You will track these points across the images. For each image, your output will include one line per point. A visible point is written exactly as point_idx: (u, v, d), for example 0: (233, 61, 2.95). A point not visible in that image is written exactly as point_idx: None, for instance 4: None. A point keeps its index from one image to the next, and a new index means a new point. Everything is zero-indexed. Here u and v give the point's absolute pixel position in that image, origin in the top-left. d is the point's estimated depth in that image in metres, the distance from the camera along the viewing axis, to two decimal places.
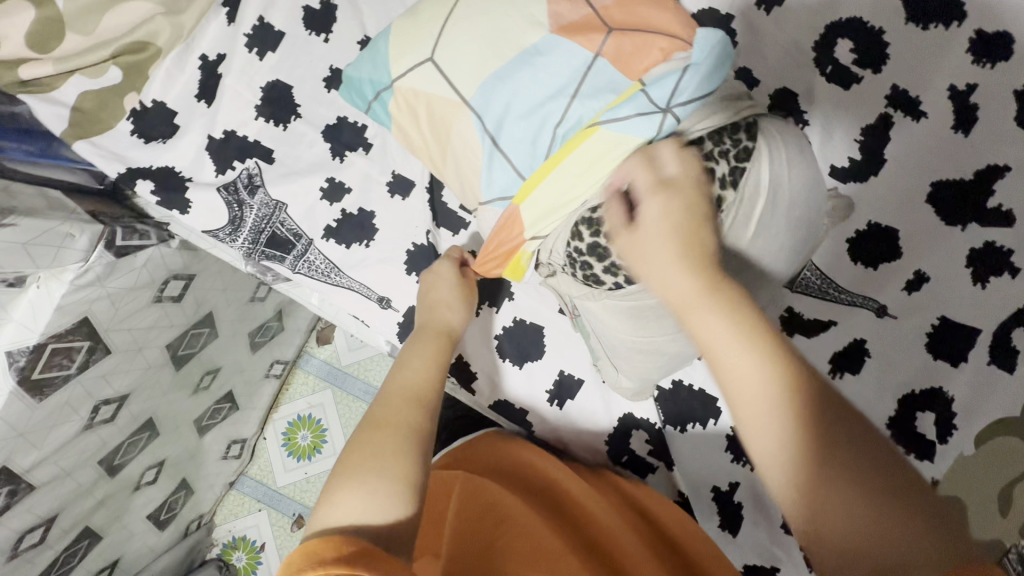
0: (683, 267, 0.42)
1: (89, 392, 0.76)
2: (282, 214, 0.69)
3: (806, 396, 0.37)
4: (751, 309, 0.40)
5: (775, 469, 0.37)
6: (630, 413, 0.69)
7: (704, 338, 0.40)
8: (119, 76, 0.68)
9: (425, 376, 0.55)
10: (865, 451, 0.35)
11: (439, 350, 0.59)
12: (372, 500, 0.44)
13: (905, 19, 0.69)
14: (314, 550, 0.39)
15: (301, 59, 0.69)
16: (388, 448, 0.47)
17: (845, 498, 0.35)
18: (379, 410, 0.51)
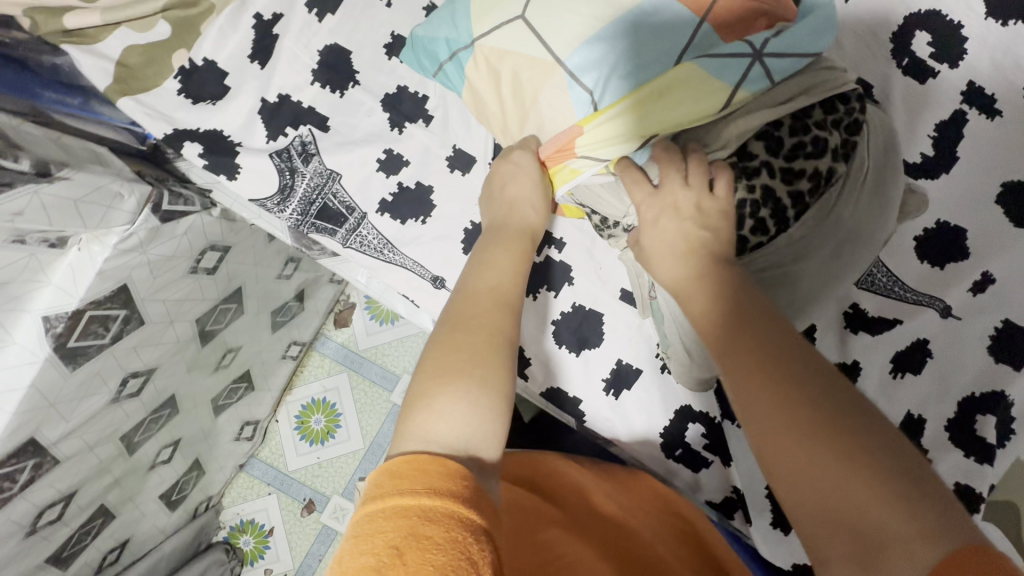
0: (679, 251, 0.49)
1: (120, 364, 0.72)
2: (335, 185, 0.66)
3: (782, 362, 0.40)
4: (738, 292, 0.45)
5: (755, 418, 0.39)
6: (688, 405, 0.67)
7: (700, 313, 0.46)
8: (168, 32, 0.64)
9: (512, 280, 0.52)
10: (852, 417, 0.36)
11: (520, 252, 0.55)
12: (468, 413, 0.42)
13: (984, 15, 0.68)
14: (420, 468, 0.36)
15: (363, 23, 0.66)
16: (482, 353, 0.46)
17: (824, 453, 0.35)
18: (466, 307, 0.49)
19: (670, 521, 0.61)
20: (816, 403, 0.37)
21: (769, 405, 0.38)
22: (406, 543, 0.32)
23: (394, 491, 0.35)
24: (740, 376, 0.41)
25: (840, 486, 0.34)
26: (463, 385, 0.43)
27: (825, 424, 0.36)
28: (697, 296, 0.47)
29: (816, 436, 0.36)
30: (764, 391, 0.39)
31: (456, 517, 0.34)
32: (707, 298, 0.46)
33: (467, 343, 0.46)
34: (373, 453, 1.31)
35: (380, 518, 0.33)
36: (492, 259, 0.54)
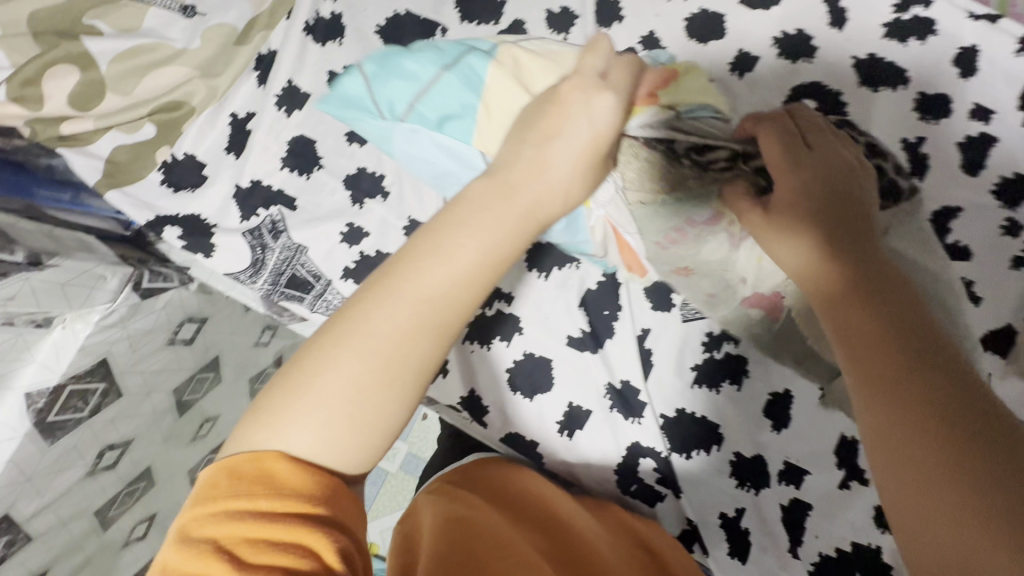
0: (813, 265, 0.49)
1: (96, 436, 0.77)
2: (303, 256, 0.73)
3: (934, 379, 0.39)
4: (902, 305, 0.44)
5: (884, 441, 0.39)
6: (637, 442, 0.72)
7: (848, 323, 0.44)
8: (153, 131, 0.73)
9: (465, 288, 0.44)
10: (997, 452, 0.35)
11: (499, 242, 0.45)
12: (326, 435, 0.41)
13: (859, 83, 0.80)
14: (265, 471, 0.40)
15: (326, 116, 0.75)
16: (387, 380, 0.42)
17: (953, 506, 0.34)
18: (391, 316, 0.42)
19: (546, 497, 0.64)
20: (957, 431, 0.36)
21: (914, 418, 0.38)
22: (245, 548, 0.37)
23: (230, 496, 0.39)
24: (872, 393, 0.41)
25: (963, 521, 0.34)
26: (347, 418, 0.41)
27: (961, 453, 0.35)
28: (841, 307, 0.46)
29: (946, 460, 0.36)
30: (900, 418, 0.38)
31: (293, 520, 0.39)
32: (848, 295, 0.46)
33: (378, 378, 0.42)
34: None
35: (221, 524, 0.38)
36: (450, 241, 0.44)
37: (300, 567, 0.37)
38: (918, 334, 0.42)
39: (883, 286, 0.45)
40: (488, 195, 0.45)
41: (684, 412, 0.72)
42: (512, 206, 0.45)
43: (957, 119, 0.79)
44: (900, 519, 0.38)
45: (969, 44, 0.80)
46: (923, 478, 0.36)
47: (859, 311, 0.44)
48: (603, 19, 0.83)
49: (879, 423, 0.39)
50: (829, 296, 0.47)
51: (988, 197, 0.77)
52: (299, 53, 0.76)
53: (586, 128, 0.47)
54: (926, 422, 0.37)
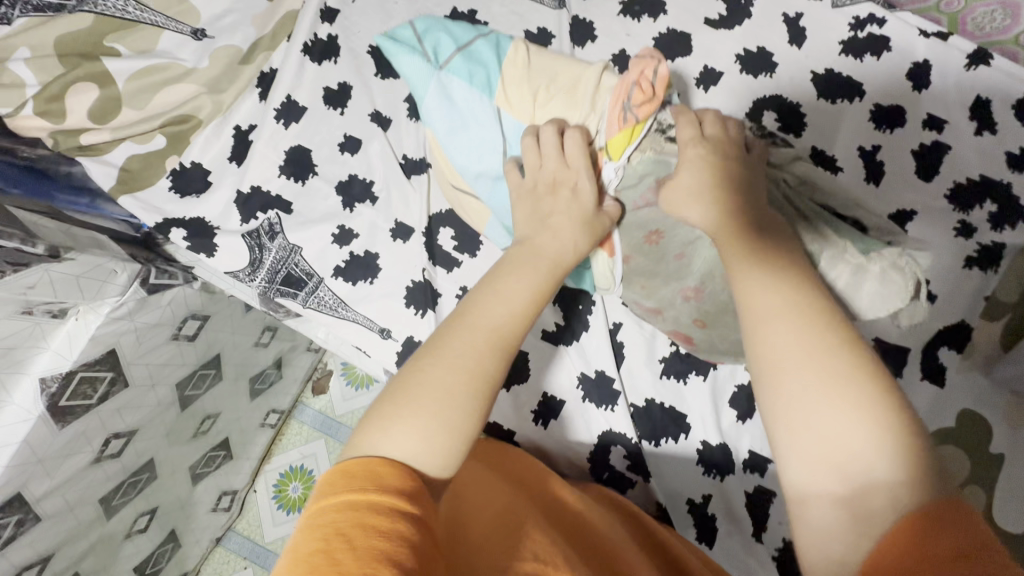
0: (717, 214, 0.53)
1: (104, 425, 0.81)
2: (297, 256, 0.79)
3: (814, 308, 0.43)
4: (785, 254, 0.48)
5: (779, 362, 0.41)
6: (610, 430, 0.76)
7: (740, 267, 0.47)
8: (163, 142, 0.80)
9: (522, 314, 0.51)
10: (862, 368, 0.39)
11: (542, 281, 0.53)
12: (417, 438, 0.44)
13: (816, 96, 0.86)
14: (372, 472, 0.41)
15: (321, 128, 0.82)
16: (462, 387, 0.46)
17: (831, 411, 0.38)
18: (462, 337, 0.48)
19: (562, 491, 0.63)
20: (830, 352, 0.40)
21: (797, 341, 0.41)
22: (356, 531, 0.36)
23: (340, 490, 0.39)
24: (756, 318, 0.44)
25: (842, 428, 0.37)
26: (438, 428, 0.45)
27: (836, 362, 0.39)
28: (736, 248, 0.49)
29: (827, 377, 0.39)
30: (787, 336, 0.41)
31: (397, 513, 0.38)
32: (740, 245, 0.49)
33: (459, 392, 0.46)
34: None
35: (335, 513, 0.37)
36: (503, 282, 0.52)
37: (405, 558, 0.36)
38: (798, 273, 0.46)
39: (771, 241, 0.50)
40: (521, 255, 0.55)
41: (652, 402, 0.76)
42: (540, 260, 0.55)
43: (910, 128, 0.84)
44: (781, 432, 0.40)
45: (922, 59, 0.86)
46: (806, 393, 0.39)
47: (751, 254, 0.48)
48: (578, 39, 0.90)
49: (766, 345, 0.42)
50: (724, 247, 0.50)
51: (942, 201, 0.81)
52: (297, 70, 0.83)
53: (571, 206, 0.59)
54: (811, 343, 0.40)
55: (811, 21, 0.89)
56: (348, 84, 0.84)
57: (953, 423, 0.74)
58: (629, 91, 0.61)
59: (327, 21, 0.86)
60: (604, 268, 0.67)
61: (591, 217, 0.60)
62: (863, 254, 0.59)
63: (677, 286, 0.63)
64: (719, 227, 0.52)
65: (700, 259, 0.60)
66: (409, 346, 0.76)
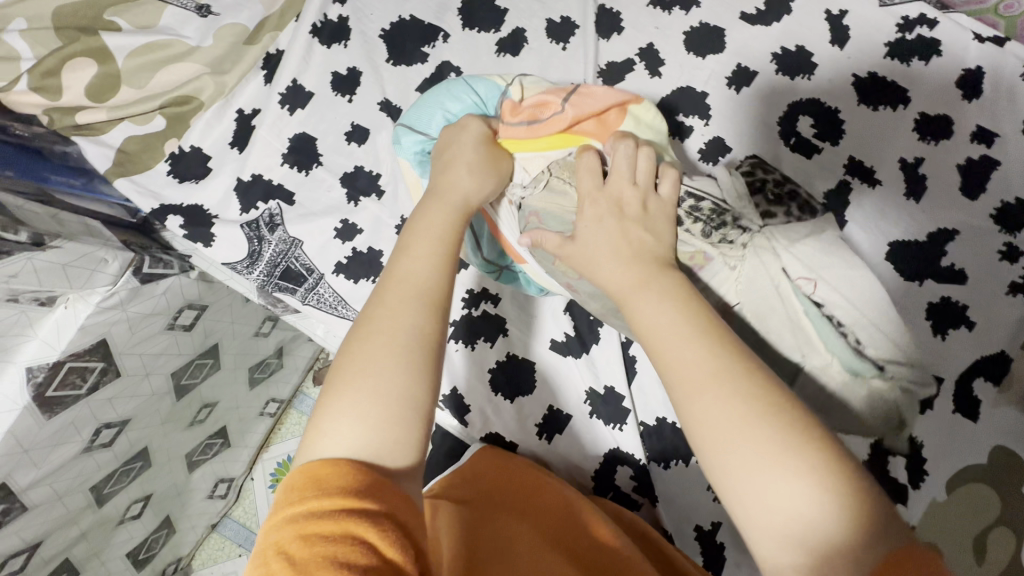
0: (625, 256, 0.47)
1: (94, 414, 0.79)
2: (297, 250, 0.75)
3: (731, 364, 0.38)
4: (691, 294, 0.44)
5: (705, 423, 0.37)
6: (617, 448, 0.72)
7: (649, 326, 0.42)
8: (163, 124, 0.77)
9: (434, 267, 0.47)
10: (790, 424, 0.35)
11: (447, 229, 0.50)
12: (354, 419, 0.39)
13: (857, 102, 0.80)
14: (320, 475, 0.36)
15: (327, 115, 0.78)
16: (389, 350, 0.42)
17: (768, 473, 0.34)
18: (375, 306, 0.44)
19: (566, 498, 0.62)
20: (761, 410, 0.36)
21: (727, 406, 0.37)
22: (297, 544, 0.33)
23: (288, 501, 0.35)
24: (682, 380, 0.39)
25: (781, 487, 0.34)
26: (371, 389, 0.40)
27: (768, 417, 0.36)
28: (654, 297, 0.44)
29: (762, 440, 0.35)
30: (711, 399, 0.37)
31: (351, 513, 0.34)
32: (666, 292, 0.44)
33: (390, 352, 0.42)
34: None
35: (280, 529, 0.34)
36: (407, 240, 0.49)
37: (359, 560, 0.32)
38: (710, 321, 0.41)
39: (672, 276, 0.45)
40: (424, 213, 0.52)
41: (663, 422, 0.72)
42: (448, 212, 0.52)
43: (957, 140, 0.78)
44: (732, 506, 0.36)
45: (974, 66, 0.79)
46: (738, 461, 0.35)
47: (671, 301, 0.43)
48: (604, 30, 0.84)
49: (700, 419, 0.37)
50: (645, 300, 0.44)
51: (988, 221, 0.75)
52: (305, 52, 0.79)
53: (474, 151, 0.57)
54: (730, 406, 0.36)
55: (856, 20, 0.83)
56: (357, 69, 0.79)
57: (984, 461, 0.69)
58: (536, 110, 0.62)
59: (338, 1, 0.81)
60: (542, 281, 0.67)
61: (493, 155, 0.59)
62: (849, 373, 0.52)
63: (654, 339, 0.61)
64: (621, 278, 0.46)
65: None
66: None
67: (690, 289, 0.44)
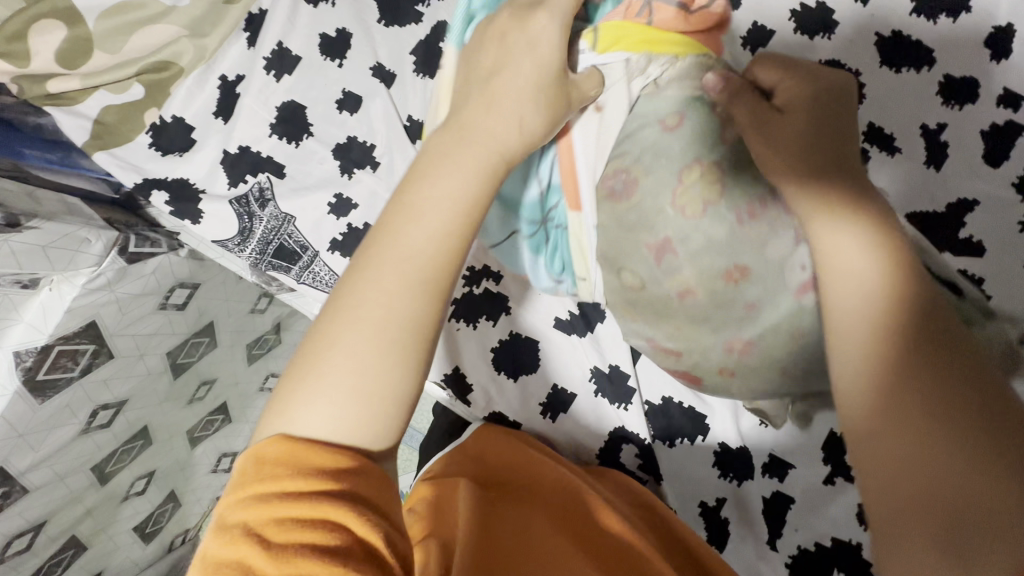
0: (815, 196, 0.43)
1: (90, 396, 0.78)
2: (290, 227, 0.72)
3: (910, 328, 0.38)
4: (888, 238, 0.41)
5: (856, 382, 0.39)
6: (622, 426, 0.72)
7: (833, 264, 0.42)
8: (142, 93, 0.72)
9: (433, 236, 0.42)
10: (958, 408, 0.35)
11: (468, 188, 0.44)
12: (329, 407, 0.38)
13: (879, 64, 0.76)
14: (292, 452, 0.36)
15: (316, 82, 0.73)
16: (375, 344, 0.39)
17: (945, 452, 0.35)
18: (367, 282, 0.41)
19: (567, 478, 0.60)
20: (931, 384, 0.36)
21: (869, 369, 0.39)
22: (269, 526, 0.33)
23: (257, 477, 0.35)
24: (841, 338, 0.40)
25: (946, 475, 0.34)
26: (357, 389, 0.38)
27: (936, 399, 0.36)
28: (846, 238, 0.41)
29: (928, 421, 0.36)
30: (862, 360, 0.39)
31: (320, 497, 0.34)
32: (863, 237, 0.41)
33: (377, 341, 0.39)
34: None
35: (243, 507, 0.34)
36: (411, 204, 0.43)
37: (327, 543, 0.32)
38: (910, 278, 0.40)
39: (867, 218, 0.42)
40: (443, 163, 0.45)
41: (669, 401, 0.71)
42: (477, 164, 0.45)
43: (984, 103, 0.73)
44: (879, 476, 0.37)
45: (1007, 23, 0.74)
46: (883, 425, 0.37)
47: (863, 251, 0.41)
48: None
49: (845, 372, 0.40)
50: (837, 240, 0.42)
51: (1009, 190, 0.71)
52: (290, 13, 0.73)
53: (519, 81, 0.49)
54: (885, 375, 0.38)
55: None
56: (347, 31, 0.74)
57: None
58: None
59: None
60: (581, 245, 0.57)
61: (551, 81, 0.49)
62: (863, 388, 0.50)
63: (726, 336, 0.48)
64: (801, 208, 0.44)
65: (775, 310, 0.46)
66: None
67: (894, 241, 0.41)
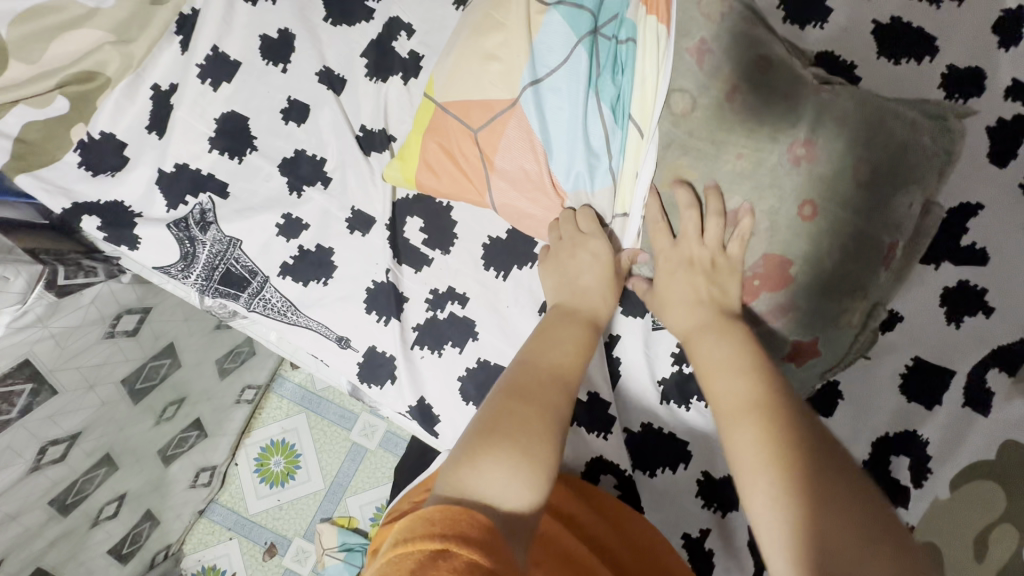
0: (692, 308, 0.54)
1: (34, 434, 0.73)
2: (237, 250, 0.67)
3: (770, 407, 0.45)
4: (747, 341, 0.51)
5: (746, 463, 0.43)
6: (602, 456, 0.67)
7: (709, 361, 0.50)
8: (66, 106, 0.65)
9: (573, 363, 0.53)
10: (814, 479, 0.41)
11: (581, 325, 0.56)
12: (505, 473, 0.43)
13: (876, 55, 0.68)
14: (453, 518, 0.36)
15: (258, 90, 0.67)
16: (536, 424, 0.46)
17: (819, 527, 0.39)
18: (516, 376, 0.51)
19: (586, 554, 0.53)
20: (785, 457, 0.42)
21: (756, 446, 0.43)
22: None
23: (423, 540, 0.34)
24: (727, 418, 0.46)
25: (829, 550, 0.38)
26: (521, 453, 0.44)
27: (800, 474, 0.41)
28: (719, 344, 0.51)
29: (797, 496, 0.40)
30: (745, 436, 0.44)
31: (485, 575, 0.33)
32: (722, 342, 0.51)
33: (532, 418, 0.47)
34: (334, 495, 1.17)
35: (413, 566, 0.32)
36: (546, 330, 0.55)
37: None
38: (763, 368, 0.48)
39: (734, 327, 0.52)
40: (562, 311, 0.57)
41: (649, 427, 0.67)
42: (582, 312, 0.57)
43: (992, 97, 0.67)
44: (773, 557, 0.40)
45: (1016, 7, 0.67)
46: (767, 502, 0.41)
47: (727, 350, 0.50)
48: None
49: (733, 452, 0.44)
50: (709, 346, 0.51)
51: (1017, 193, 0.65)
52: (226, 13, 0.67)
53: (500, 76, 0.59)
54: (768, 451, 0.42)
55: None
56: (289, 31, 0.67)
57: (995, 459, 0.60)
58: None
59: None
60: (648, 95, 0.57)
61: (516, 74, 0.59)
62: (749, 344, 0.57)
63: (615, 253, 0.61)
64: (690, 320, 0.54)
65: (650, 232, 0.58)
66: (373, 358, 0.67)
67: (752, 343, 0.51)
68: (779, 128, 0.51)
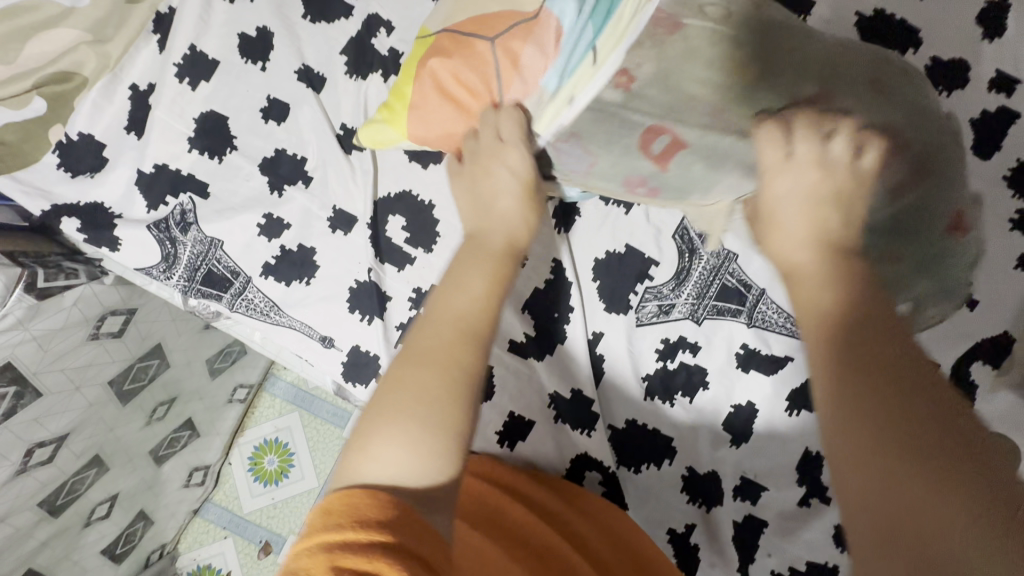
0: (810, 237, 0.44)
1: (19, 437, 0.73)
2: (218, 251, 0.66)
3: (857, 343, 0.36)
4: (862, 272, 0.41)
5: (821, 406, 0.36)
6: (587, 453, 0.67)
7: (805, 300, 0.41)
8: (43, 107, 0.64)
9: (483, 304, 0.46)
10: (899, 418, 0.32)
11: (496, 266, 0.49)
12: (399, 449, 0.39)
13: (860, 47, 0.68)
14: (348, 501, 0.36)
15: (237, 88, 0.66)
16: (447, 387, 0.41)
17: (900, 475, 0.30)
18: (425, 335, 0.44)
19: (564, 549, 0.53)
20: (869, 391, 0.34)
21: (827, 384, 0.36)
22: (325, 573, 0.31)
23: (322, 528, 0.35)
24: (814, 358, 0.38)
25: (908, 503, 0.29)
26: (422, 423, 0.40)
27: (883, 410, 0.32)
28: (807, 284, 0.42)
29: (872, 439, 0.32)
30: (824, 372, 0.36)
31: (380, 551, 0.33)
32: (822, 274, 0.42)
33: (451, 379, 0.42)
34: None
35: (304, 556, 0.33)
36: (454, 275, 0.48)
37: None
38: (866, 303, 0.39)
39: (852, 262, 0.42)
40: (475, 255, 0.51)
41: (634, 424, 0.67)
42: (493, 248, 0.50)
43: (976, 87, 0.66)
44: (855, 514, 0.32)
45: None
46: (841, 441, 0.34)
47: (817, 288, 0.41)
48: None
49: (818, 397, 0.36)
50: (801, 285, 0.42)
51: (1001, 185, 0.64)
52: (203, 11, 0.66)
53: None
54: (849, 388, 0.34)
55: None
56: (268, 28, 0.66)
57: None
58: None
59: None
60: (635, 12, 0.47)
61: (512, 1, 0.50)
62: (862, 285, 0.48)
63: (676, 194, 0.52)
64: (795, 253, 0.45)
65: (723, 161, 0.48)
66: (356, 357, 0.67)
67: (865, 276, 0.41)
68: (801, 82, 0.48)
